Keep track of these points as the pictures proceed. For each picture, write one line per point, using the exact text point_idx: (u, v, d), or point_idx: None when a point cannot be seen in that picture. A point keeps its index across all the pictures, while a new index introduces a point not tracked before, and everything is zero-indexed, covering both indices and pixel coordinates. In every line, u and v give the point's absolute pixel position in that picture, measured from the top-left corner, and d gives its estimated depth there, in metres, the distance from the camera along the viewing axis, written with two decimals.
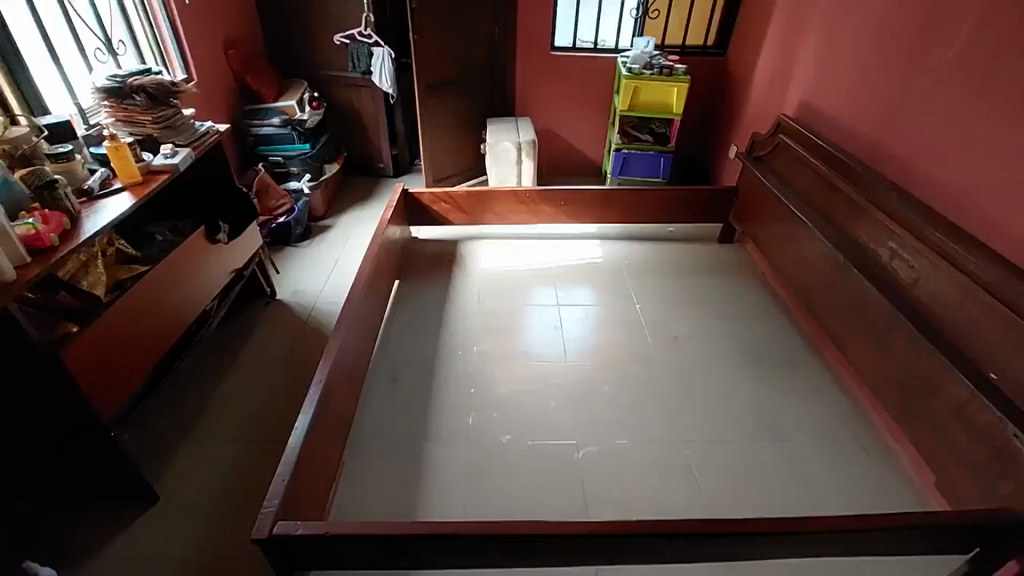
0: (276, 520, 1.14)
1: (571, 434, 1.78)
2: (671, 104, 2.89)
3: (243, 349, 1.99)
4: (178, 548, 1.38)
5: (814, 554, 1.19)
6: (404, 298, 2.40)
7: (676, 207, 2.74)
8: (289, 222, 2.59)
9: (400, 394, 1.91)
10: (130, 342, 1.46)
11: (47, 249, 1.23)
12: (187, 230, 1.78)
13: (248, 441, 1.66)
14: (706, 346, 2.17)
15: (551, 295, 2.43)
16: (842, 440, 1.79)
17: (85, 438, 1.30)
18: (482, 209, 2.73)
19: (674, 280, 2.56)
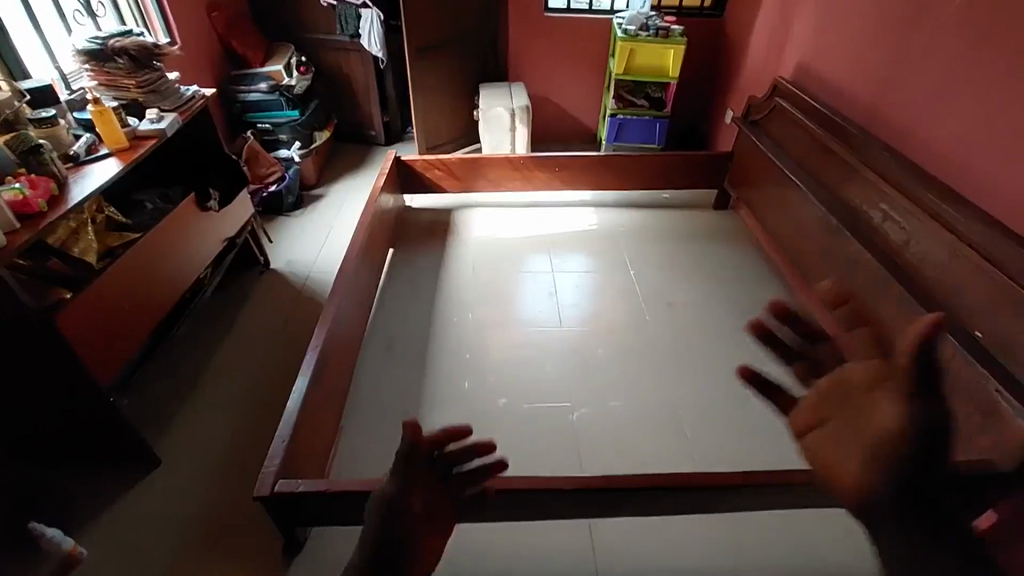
0: (277, 478, 1.17)
1: (565, 397, 1.82)
2: (667, 67, 2.84)
3: (238, 317, 2.00)
4: (183, 508, 1.42)
5: (797, 505, 1.24)
6: (399, 267, 2.40)
7: (671, 173, 2.72)
8: (281, 190, 2.55)
9: (397, 360, 1.94)
10: (124, 310, 1.46)
11: (36, 215, 1.22)
12: (177, 198, 1.75)
13: (246, 406, 1.69)
14: (699, 311, 2.19)
15: (546, 262, 2.43)
16: None
17: (86, 405, 1.32)
18: (475, 176, 2.71)
19: (669, 246, 2.56)
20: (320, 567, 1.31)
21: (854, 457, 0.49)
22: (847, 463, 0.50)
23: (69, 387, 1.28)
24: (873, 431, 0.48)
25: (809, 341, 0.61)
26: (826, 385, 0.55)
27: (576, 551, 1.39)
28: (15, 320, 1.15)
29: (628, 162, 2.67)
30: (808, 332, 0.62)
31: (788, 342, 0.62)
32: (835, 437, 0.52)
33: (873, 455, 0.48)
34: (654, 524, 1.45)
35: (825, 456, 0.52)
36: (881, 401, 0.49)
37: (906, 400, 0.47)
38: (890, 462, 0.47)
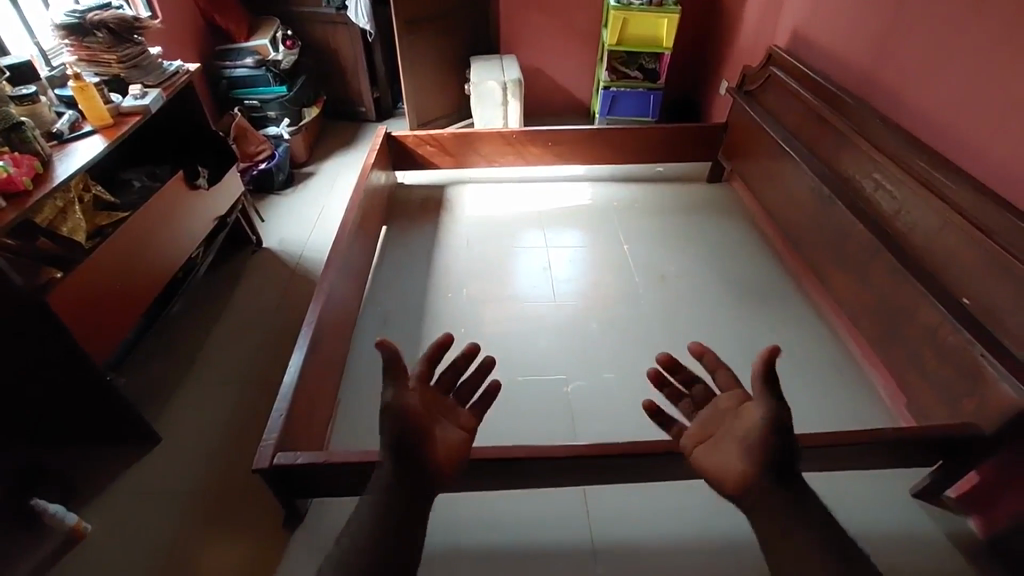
0: (276, 450, 1.19)
1: (561, 369, 1.84)
2: (661, 37, 2.80)
3: (232, 296, 2.00)
4: (184, 483, 1.44)
5: None
6: (393, 244, 2.39)
7: (664, 145, 2.70)
8: (271, 168, 2.52)
9: (392, 336, 1.95)
10: (114, 291, 1.45)
11: (21, 193, 1.20)
12: (165, 176, 1.73)
13: (243, 382, 1.70)
14: (694, 284, 2.20)
15: (540, 237, 2.43)
16: (820, 368, 1.87)
17: (82, 382, 1.32)
18: (468, 151, 2.67)
19: (664, 220, 2.56)
20: (322, 538, 1.34)
21: (734, 455, 0.83)
22: (734, 463, 0.82)
23: (63, 365, 1.28)
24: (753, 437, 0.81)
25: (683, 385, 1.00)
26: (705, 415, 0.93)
27: (572, 517, 1.42)
28: (10, 300, 1.15)
29: (621, 135, 2.65)
30: (688, 378, 1.00)
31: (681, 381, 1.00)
32: (716, 458, 0.87)
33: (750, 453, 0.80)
34: (648, 491, 1.49)
35: (713, 460, 0.87)
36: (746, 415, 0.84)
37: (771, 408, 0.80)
38: (761, 456, 0.79)
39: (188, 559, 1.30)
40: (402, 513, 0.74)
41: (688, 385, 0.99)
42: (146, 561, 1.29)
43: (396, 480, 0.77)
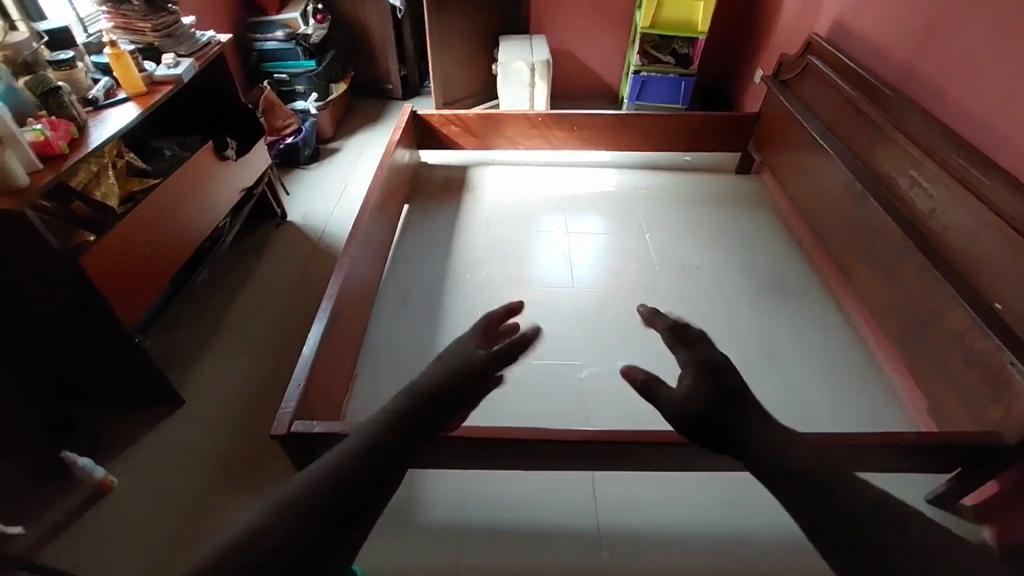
0: (294, 418, 1.22)
1: (576, 355, 1.85)
2: (695, 22, 2.72)
3: (257, 267, 2.03)
4: (204, 445, 1.49)
5: None
6: (415, 222, 2.40)
7: (695, 133, 2.64)
8: (298, 143, 2.54)
9: (411, 313, 1.97)
10: (148, 258, 1.49)
11: (57, 156, 1.23)
12: (195, 146, 1.76)
13: (263, 352, 1.74)
14: (715, 276, 2.18)
15: (560, 222, 2.42)
16: (841, 368, 1.84)
17: (113, 342, 1.37)
18: (493, 132, 2.65)
19: (688, 210, 2.51)
20: None
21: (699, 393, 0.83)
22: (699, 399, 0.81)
23: (95, 324, 1.32)
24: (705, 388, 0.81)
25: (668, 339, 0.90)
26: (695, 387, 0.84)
27: (578, 503, 1.43)
28: (45, 260, 1.18)
29: (650, 121, 2.60)
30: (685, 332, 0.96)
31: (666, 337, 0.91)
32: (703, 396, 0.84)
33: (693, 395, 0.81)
34: (656, 481, 1.49)
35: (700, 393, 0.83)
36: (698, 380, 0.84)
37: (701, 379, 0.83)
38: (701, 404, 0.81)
39: (210, 516, 1.35)
40: (379, 457, 0.64)
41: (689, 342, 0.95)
42: (168, 518, 1.34)
43: (387, 425, 0.70)
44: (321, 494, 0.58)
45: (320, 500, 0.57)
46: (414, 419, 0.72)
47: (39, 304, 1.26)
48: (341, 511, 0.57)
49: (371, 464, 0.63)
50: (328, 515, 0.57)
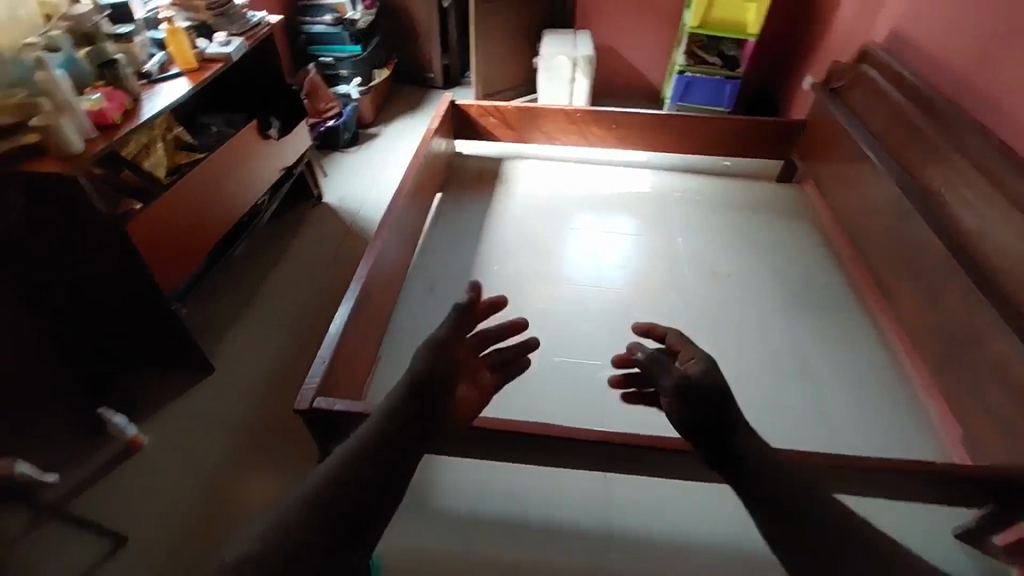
0: (317, 394, 1.26)
1: (598, 355, 1.84)
2: (745, 24, 2.65)
3: (291, 245, 2.08)
4: (230, 414, 1.54)
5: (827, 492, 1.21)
6: (447, 210, 2.41)
7: (737, 138, 2.58)
8: (338, 126, 2.59)
9: (437, 301, 1.99)
10: (191, 231, 1.54)
11: (111, 126, 1.28)
12: (240, 123, 1.81)
13: (292, 328, 1.78)
14: (746, 286, 2.13)
15: (592, 220, 2.39)
16: (872, 390, 1.78)
17: (151, 308, 1.42)
18: (530, 126, 2.63)
19: (725, 216, 2.46)
20: None
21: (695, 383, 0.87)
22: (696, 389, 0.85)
23: (135, 289, 1.38)
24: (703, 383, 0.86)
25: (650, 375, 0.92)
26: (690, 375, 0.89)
27: (591, 503, 1.43)
28: (93, 225, 1.24)
29: (691, 123, 2.54)
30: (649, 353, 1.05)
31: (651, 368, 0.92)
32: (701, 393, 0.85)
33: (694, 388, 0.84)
34: (670, 488, 1.47)
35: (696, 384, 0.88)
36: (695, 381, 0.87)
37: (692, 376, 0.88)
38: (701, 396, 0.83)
39: (232, 484, 1.40)
40: (381, 454, 0.65)
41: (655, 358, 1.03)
42: (192, 481, 1.40)
43: (385, 422, 0.70)
44: (329, 497, 0.58)
45: (330, 502, 0.58)
46: (413, 415, 0.72)
47: (87, 266, 1.32)
48: (353, 510, 0.58)
49: (376, 462, 0.63)
50: (342, 516, 0.57)
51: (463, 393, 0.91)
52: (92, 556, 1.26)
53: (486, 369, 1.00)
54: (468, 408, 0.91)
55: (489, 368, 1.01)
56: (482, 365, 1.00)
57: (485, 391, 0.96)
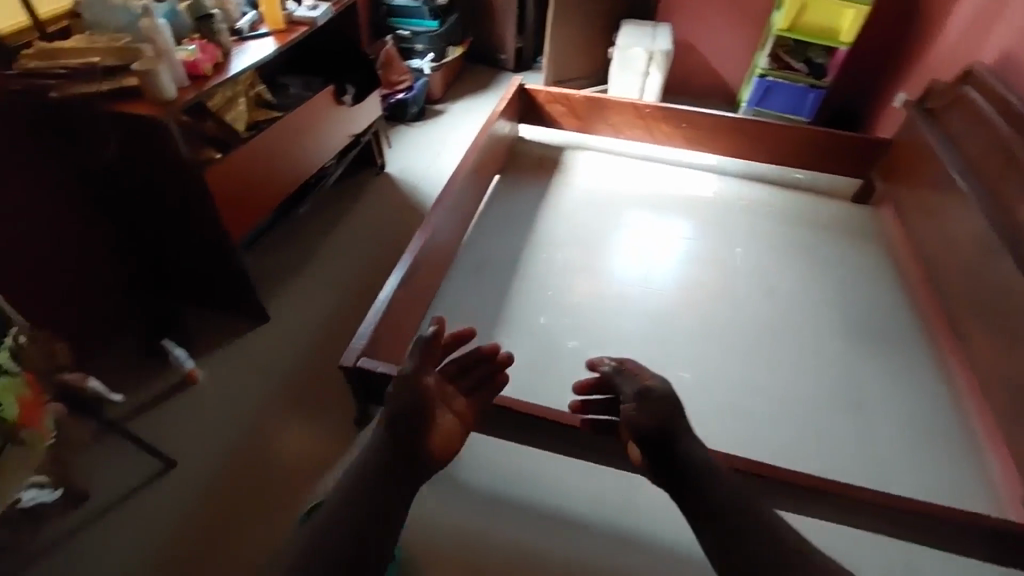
0: (362, 354, 1.33)
1: (636, 356, 1.81)
2: (839, 31, 2.50)
3: (350, 210, 2.15)
4: (278, 362, 1.62)
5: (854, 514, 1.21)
6: (503, 193, 2.41)
7: (812, 152, 2.45)
8: (407, 100, 2.63)
9: (483, 282, 2.00)
10: (265, 186, 1.61)
11: (201, 77, 1.34)
12: (317, 87, 1.87)
13: (343, 289, 1.85)
14: (802, 306, 2.04)
15: (647, 220, 2.34)
16: (926, 432, 1.68)
17: (220, 253, 1.51)
18: (597, 117, 2.59)
19: (788, 231, 2.35)
20: None
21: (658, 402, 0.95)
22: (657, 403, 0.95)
23: (208, 234, 1.47)
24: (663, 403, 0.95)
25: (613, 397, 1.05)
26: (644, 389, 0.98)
27: (613, 500, 1.42)
28: (179, 169, 1.32)
29: (766, 130, 2.44)
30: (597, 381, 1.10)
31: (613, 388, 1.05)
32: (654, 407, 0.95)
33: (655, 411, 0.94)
34: None
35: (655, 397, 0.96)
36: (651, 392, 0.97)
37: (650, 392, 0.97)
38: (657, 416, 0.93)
39: (275, 428, 1.48)
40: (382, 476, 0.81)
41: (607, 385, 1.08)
42: (239, 419, 1.49)
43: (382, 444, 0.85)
44: (348, 517, 0.75)
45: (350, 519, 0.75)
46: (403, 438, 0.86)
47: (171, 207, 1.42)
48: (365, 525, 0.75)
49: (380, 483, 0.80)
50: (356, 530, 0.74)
51: (444, 423, 0.93)
52: (145, 473, 1.37)
53: (461, 395, 1.01)
54: (449, 438, 0.92)
55: (464, 394, 1.02)
56: (457, 390, 1.01)
57: (464, 417, 0.98)
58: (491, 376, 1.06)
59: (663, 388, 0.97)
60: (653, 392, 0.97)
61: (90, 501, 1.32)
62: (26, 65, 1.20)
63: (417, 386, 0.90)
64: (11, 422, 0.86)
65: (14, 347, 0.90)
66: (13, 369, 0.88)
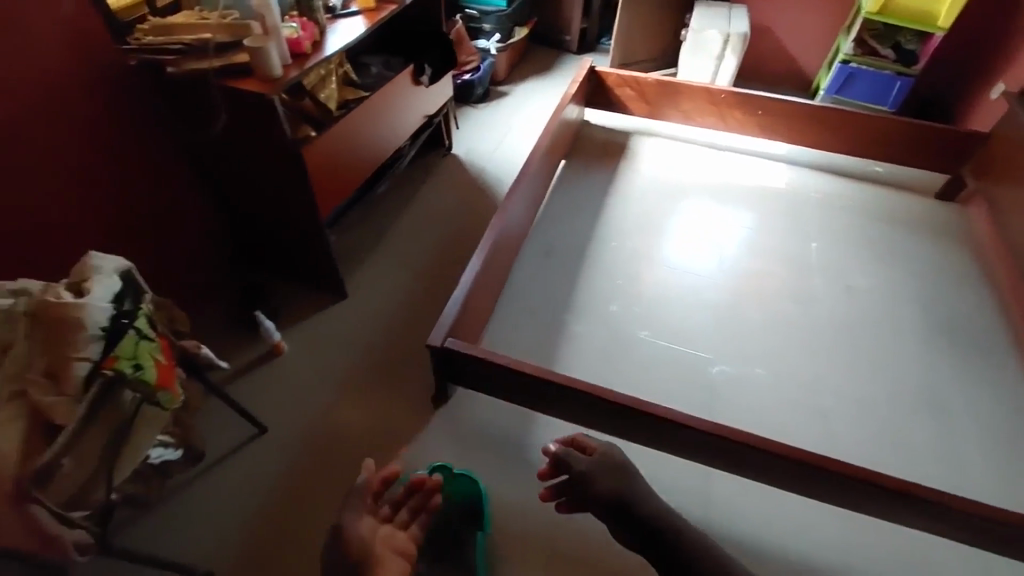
0: (448, 334, 1.39)
1: (708, 348, 1.79)
2: (936, 15, 2.34)
3: (420, 191, 2.17)
4: (357, 338, 1.67)
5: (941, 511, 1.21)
6: (568, 178, 2.38)
7: (896, 145, 2.34)
8: (474, 81, 2.62)
9: (553, 268, 2.00)
10: (351, 166, 1.64)
11: (302, 56, 1.37)
12: (397, 67, 1.84)
13: (416, 269, 1.87)
14: (882, 306, 1.95)
15: (717, 210, 2.28)
16: (1014, 443, 1.61)
17: (309, 230, 1.56)
18: (667, 103, 2.52)
19: (866, 226, 2.25)
20: (463, 428, 1.50)
21: (611, 476, 1.16)
22: (611, 476, 1.16)
23: (300, 211, 1.52)
24: (612, 472, 1.17)
25: (574, 477, 1.18)
26: (598, 460, 1.19)
27: (689, 495, 1.44)
28: (281, 147, 1.36)
29: (849, 120, 2.32)
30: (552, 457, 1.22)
31: (570, 467, 1.19)
32: (609, 475, 1.17)
33: (614, 483, 1.15)
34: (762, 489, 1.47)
35: (606, 470, 1.17)
36: (600, 464, 1.18)
37: (597, 465, 1.18)
38: (615, 488, 1.14)
39: (357, 401, 1.53)
40: None
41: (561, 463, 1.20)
42: (324, 391, 1.55)
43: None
44: None
45: None
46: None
47: (271, 183, 1.47)
48: None
49: None
50: None
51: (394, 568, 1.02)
52: (241, 437, 1.45)
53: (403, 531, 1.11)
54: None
55: (408, 527, 1.13)
56: (396, 526, 1.12)
57: (411, 551, 1.08)
58: (428, 498, 1.16)
59: (610, 458, 1.20)
60: (604, 459, 1.19)
61: (209, 458, 1.41)
62: (142, 40, 1.27)
63: (343, 540, 1.02)
64: (151, 385, 0.93)
65: (149, 314, 0.97)
66: (150, 335, 0.95)
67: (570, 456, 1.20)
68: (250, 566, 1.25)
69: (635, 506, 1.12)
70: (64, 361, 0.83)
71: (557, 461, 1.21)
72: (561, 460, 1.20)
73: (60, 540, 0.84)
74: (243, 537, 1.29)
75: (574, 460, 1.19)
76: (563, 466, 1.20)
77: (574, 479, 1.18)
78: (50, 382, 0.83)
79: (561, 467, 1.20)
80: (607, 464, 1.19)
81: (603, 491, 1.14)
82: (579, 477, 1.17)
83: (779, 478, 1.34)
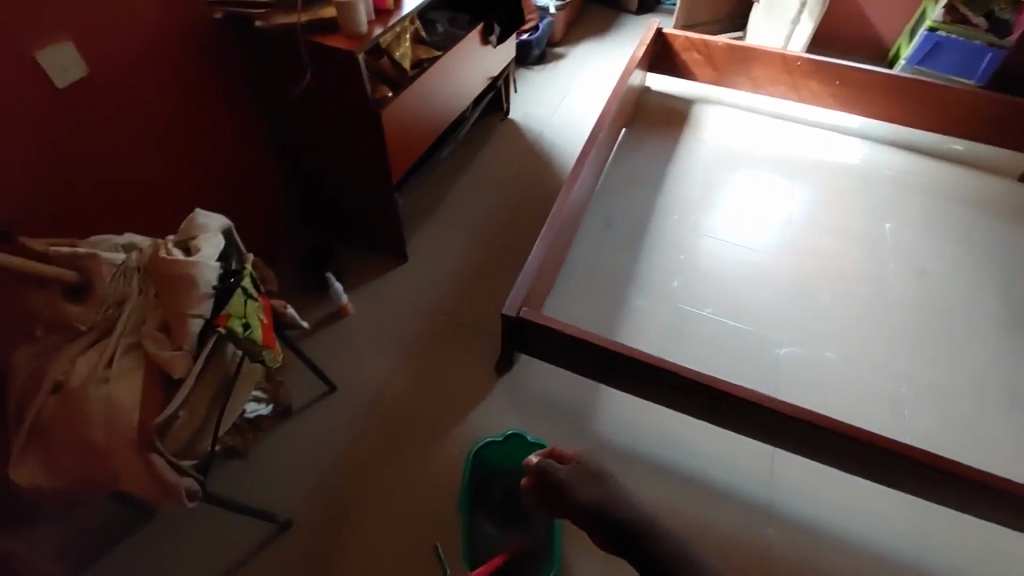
0: (522, 306, 1.40)
1: (773, 328, 1.75)
2: None
3: (478, 156, 2.13)
4: (421, 302, 1.68)
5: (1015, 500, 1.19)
6: (629, 146, 2.31)
7: (982, 121, 2.19)
8: (532, 41, 2.52)
9: (613, 240, 1.96)
10: (422, 128, 1.61)
11: (387, 11, 1.33)
12: (462, 26, 1.75)
13: (476, 236, 1.86)
14: (956, 294, 1.86)
15: (784, 185, 2.18)
16: None
17: (380, 193, 1.56)
18: (737, 69, 2.40)
19: (944, 209, 2.12)
20: (526, 395, 1.51)
21: (592, 487, 0.98)
22: (593, 488, 0.98)
23: (373, 173, 1.51)
24: (593, 480, 1.00)
25: (552, 487, 1.00)
26: (580, 467, 1.03)
27: (753, 474, 1.43)
28: (360, 107, 1.34)
29: (933, 94, 2.18)
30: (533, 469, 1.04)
31: (549, 477, 1.01)
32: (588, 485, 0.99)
33: (596, 495, 0.97)
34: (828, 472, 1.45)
35: (587, 480, 1.00)
36: (577, 472, 1.02)
37: (574, 472, 1.01)
38: (596, 500, 0.96)
39: (423, 364, 1.55)
40: None
41: (541, 473, 1.02)
42: (391, 352, 1.57)
43: None
44: None
45: None
46: None
47: (346, 145, 1.47)
48: None
49: None
50: None
51: None
52: (312, 394, 1.49)
53: None
54: None
55: None
56: None
57: None
58: None
59: (589, 464, 1.04)
60: (584, 466, 1.03)
61: (292, 414, 1.45)
62: None
63: None
64: (256, 342, 0.96)
65: (253, 275, 1.01)
66: (254, 295, 0.99)
67: (549, 465, 1.03)
68: (328, 515, 1.31)
69: (617, 522, 0.94)
70: (181, 318, 0.89)
71: (535, 473, 1.03)
72: (542, 472, 1.02)
73: (177, 488, 0.86)
74: (318, 489, 1.34)
75: (552, 471, 1.01)
76: (544, 476, 1.02)
77: (553, 490, 1.00)
78: (165, 337, 0.90)
79: (539, 478, 1.02)
80: (587, 471, 1.02)
81: (584, 502, 0.96)
82: (558, 488, 0.99)
83: (851, 463, 1.33)
